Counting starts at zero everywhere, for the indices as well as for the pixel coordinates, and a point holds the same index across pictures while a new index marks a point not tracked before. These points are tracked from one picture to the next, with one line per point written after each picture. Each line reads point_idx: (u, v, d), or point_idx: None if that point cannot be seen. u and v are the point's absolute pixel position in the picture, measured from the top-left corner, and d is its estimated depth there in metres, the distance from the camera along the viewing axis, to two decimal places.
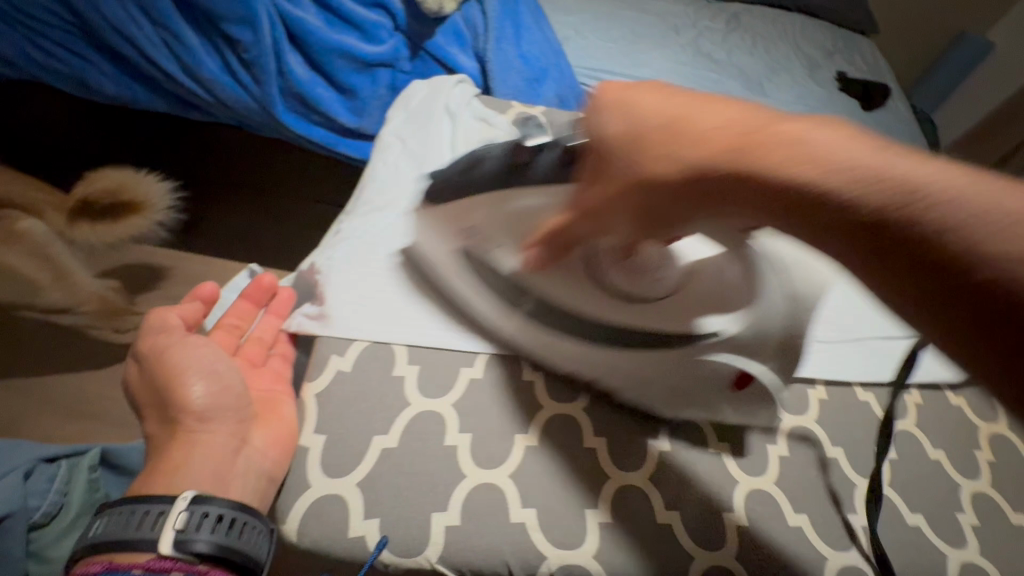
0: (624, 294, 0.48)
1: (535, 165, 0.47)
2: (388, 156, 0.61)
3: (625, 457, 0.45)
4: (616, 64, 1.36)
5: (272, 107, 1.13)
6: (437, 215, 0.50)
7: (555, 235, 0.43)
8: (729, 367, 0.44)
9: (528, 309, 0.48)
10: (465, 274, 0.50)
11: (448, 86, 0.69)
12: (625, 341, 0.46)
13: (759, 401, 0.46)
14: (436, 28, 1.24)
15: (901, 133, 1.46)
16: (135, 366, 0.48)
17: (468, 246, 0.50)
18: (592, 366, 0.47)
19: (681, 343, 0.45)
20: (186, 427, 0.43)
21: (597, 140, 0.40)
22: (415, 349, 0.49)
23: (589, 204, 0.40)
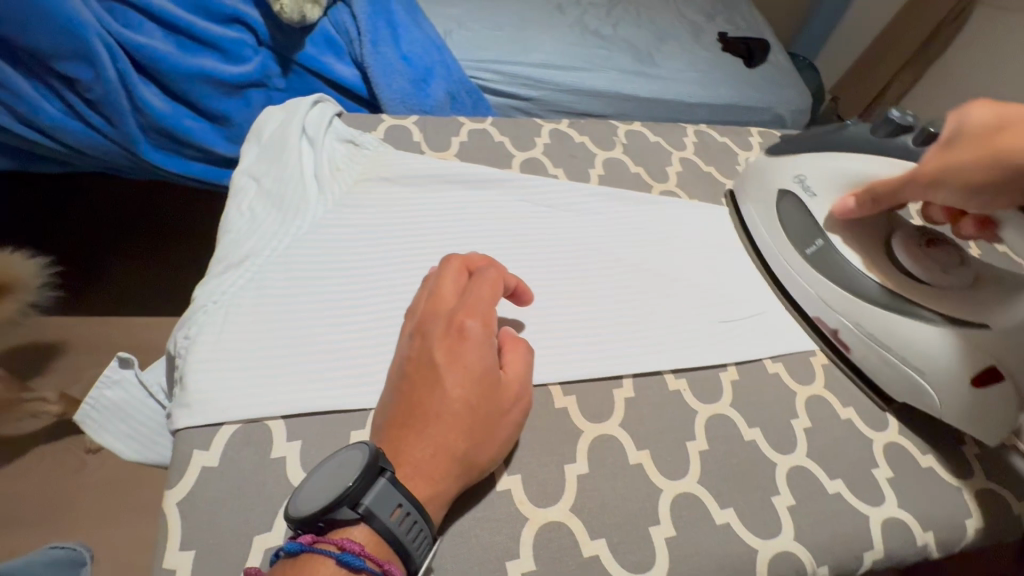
0: (907, 270, 0.53)
1: (894, 141, 0.53)
2: (243, 200, 0.54)
3: (544, 492, 0.42)
4: (504, 52, 1.32)
5: (137, 148, 1.03)
6: (766, 167, 0.62)
7: (874, 192, 0.51)
8: (976, 362, 0.47)
9: (814, 252, 0.56)
10: (774, 221, 0.60)
11: (304, 107, 0.61)
12: (871, 300, 0.52)
13: (1010, 406, 0.47)
14: (304, 38, 1.14)
15: (785, 86, 1.52)
16: (466, 308, 0.38)
17: (791, 189, 0.59)
18: (835, 314, 0.54)
19: (931, 318, 0.49)
20: (453, 443, 0.34)
21: (951, 121, 0.47)
22: (294, 420, 0.42)
23: (932, 168, 0.46)
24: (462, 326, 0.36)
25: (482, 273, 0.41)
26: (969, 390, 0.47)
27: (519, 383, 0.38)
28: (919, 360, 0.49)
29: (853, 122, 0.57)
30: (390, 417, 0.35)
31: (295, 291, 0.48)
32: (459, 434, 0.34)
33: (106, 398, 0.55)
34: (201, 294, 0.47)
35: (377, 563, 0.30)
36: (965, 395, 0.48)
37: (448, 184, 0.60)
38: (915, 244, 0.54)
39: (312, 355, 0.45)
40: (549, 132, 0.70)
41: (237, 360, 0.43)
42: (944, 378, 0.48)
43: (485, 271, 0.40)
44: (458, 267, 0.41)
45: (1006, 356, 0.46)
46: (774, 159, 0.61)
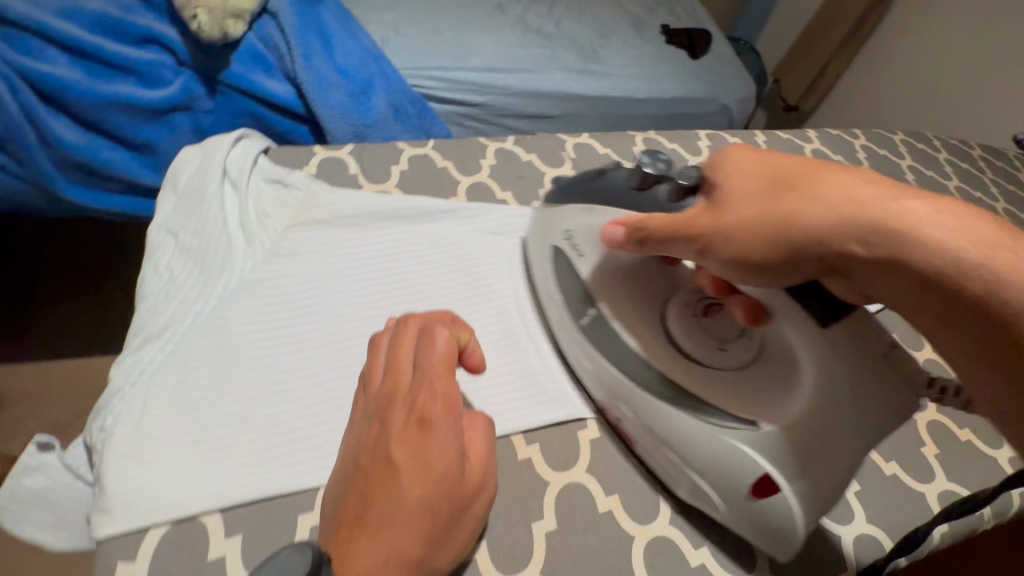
0: (680, 347, 0.46)
1: (650, 195, 0.45)
2: (162, 259, 0.49)
3: (513, 557, 0.39)
4: (446, 58, 1.28)
5: (53, 186, 0.97)
6: (542, 219, 0.54)
7: (647, 237, 0.42)
8: (747, 469, 0.39)
9: (587, 322, 0.49)
10: (553, 281, 0.52)
11: (224, 146, 0.56)
12: (647, 389, 0.44)
13: (790, 524, 0.39)
14: (229, 55, 1.05)
15: (728, 76, 1.54)
16: (425, 389, 0.34)
17: (562, 247, 0.51)
18: (616, 401, 0.46)
19: (710, 412, 0.42)
20: (410, 548, 0.31)
21: (717, 175, 0.40)
22: (233, 511, 0.38)
23: (706, 222, 0.38)
24: (421, 412, 0.34)
25: (437, 333, 0.38)
26: (744, 500, 0.40)
27: (481, 469, 0.36)
28: (690, 461, 0.42)
29: (612, 167, 0.49)
30: (342, 513, 0.32)
31: (224, 362, 0.44)
32: (418, 537, 0.31)
33: (25, 486, 0.48)
34: (116, 375, 0.42)
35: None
36: (745, 505, 0.40)
37: (391, 221, 0.56)
38: (687, 316, 0.47)
39: (246, 435, 0.41)
40: (493, 152, 0.67)
41: (165, 449, 0.39)
42: (720, 484, 0.41)
43: (436, 330, 0.37)
44: (415, 335, 0.38)
45: (779, 462, 0.38)
46: (548, 209, 0.53)
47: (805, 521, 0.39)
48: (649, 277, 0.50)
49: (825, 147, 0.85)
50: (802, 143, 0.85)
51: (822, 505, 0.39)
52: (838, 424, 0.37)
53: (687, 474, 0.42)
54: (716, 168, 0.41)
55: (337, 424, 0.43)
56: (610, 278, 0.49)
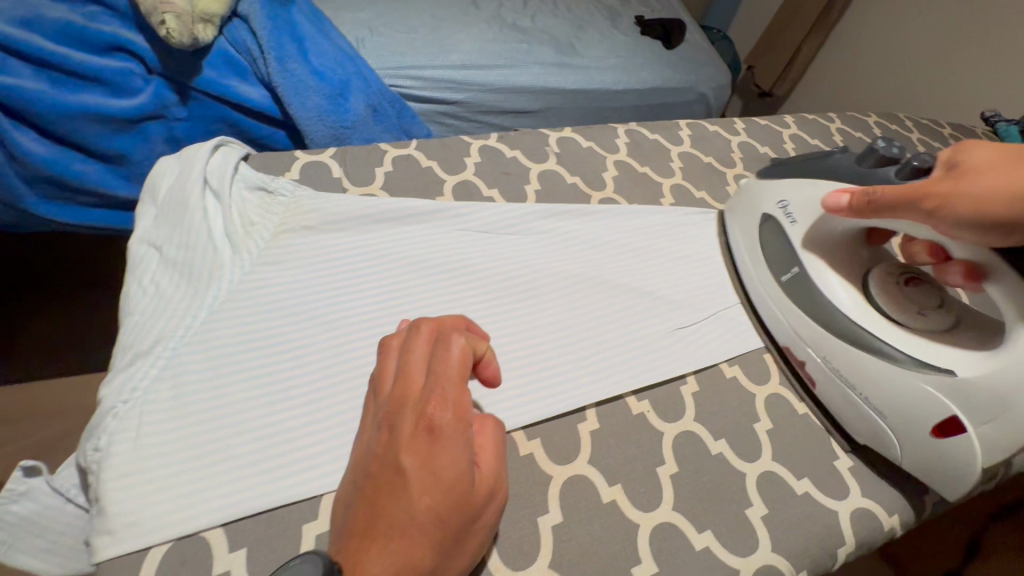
0: (878, 304, 0.52)
1: (878, 175, 0.51)
2: (146, 274, 0.48)
3: (519, 552, 0.39)
4: (422, 56, 1.26)
5: (20, 202, 0.94)
6: (756, 191, 0.62)
7: (870, 199, 0.48)
8: (937, 410, 0.45)
9: (789, 279, 0.56)
10: (761, 243, 0.60)
11: (202, 154, 0.55)
12: (850, 340, 0.51)
13: (968, 465, 0.45)
14: (199, 61, 1.02)
15: (703, 64, 1.55)
16: (436, 396, 0.33)
17: (773, 214, 0.59)
18: (820, 347, 0.53)
19: (899, 358, 0.48)
20: (419, 559, 0.30)
21: (960, 152, 0.45)
22: (235, 525, 0.38)
23: (941, 189, 0.43)
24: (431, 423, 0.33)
25: (452, 340, 0.36)
26: (931, 438, 0.46)
27: (493, 476, 0.35)
28: (883, 402, 0.48)
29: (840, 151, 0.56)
30: (351, 524, 0.31)
31: (222, 374, 0.43)
32: (429, 548, 0.31)
33: (13, 513, 0.47)
34: (107, 394, 0.41)
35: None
36: (930, 446, 0.46)
37: (379, 224, 0.56)
38: (891, 282, 0.54)
39: (245, 447, 0.40)
40: (478, 149, 0.67)
41: (162, 467, 0.38)
42: (905, 423, 0.47)
43: (452, 337, 0.36)
44: (427, 338, 0.37)
45: (971, 409, 0.44)
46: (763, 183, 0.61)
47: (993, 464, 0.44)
48: (853, 245, 0.56)
49: (803, 132, 0.87)
50: (779, 128, 0.86)
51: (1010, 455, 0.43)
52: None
53: (883, 416, 0.49)
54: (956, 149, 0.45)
55: (337, 428, 0.43)
56: (816, 242, 0.56)
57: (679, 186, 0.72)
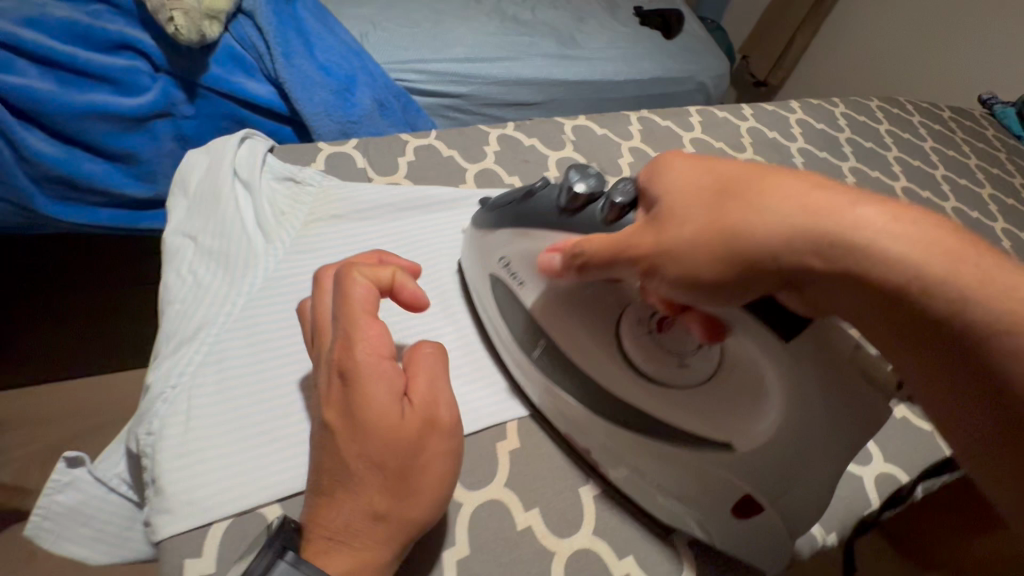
0: (642, 373, 0.43)
1: (584, 214, 0.42)
2: (180, 265, 0.49)
3: (564, 521, 0.42)
4: (426, 49, 1.27)
5: (31, 204, 0.93)
6: (477, 242, 0.51)
7: (581, 258, 0.40)
8: (732, 489, 0.40)
9: (539, 353, 0.46)
10: (499, 304, 0.49)
11: (231, 147, 0.56)
12: (613, 420, 0.43)
13: (779, 534, 0.40)
14: (206, 58, 1.02)
15: (703, 54, 1.57)
16: (342, 344, 0.37)
17: (501, 276, 0.48)
18: (589, 432, 0.44)
19: (679, 440, 0.41)
20: (370, 503, 0.34)
21: (655, 184, 0.38)
22: (291, 500, 0.39)
23: (644, 244, 0.35)
24: (337, 369, 0.36)
25: (349, 284, 0.39)
26: (730, 521, 0.41)
27: (425, 405, 0.37)
28: (673, 487, 0.41)
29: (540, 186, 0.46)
30: (316, 484, 0.36)
31: (262, 359, 0.44)
32: (374, 488, 0.34)
33: (60, 503, 0.48)
34: (154, 380, 0.42)
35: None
36: (734, 524, 0.41)
37: (407, 212, 0.57)
38: (641, 333, 0.44)
39: (292, 427, 0.41)
40: (496, 138, 0.68)
41: (213, 446, 0.39)
42: (701, 505, 0.41)
43: (347, 279, 0.39)
44: (327, 290, 0.40)
45: (759, 487, 0.39)
46: (481, 232, 0.50)
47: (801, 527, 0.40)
48: (597, 295, 0.45)
49: (808, 116, 0.88)
50: (786, 113, 0.88)
51: (809, 519, 0.40)
52: (809, 450, 0.37)
53: (672, 498, 0.42)
54: (654, 177, 0.38)
55: None
56: (554, 303, 0.45)
57: None
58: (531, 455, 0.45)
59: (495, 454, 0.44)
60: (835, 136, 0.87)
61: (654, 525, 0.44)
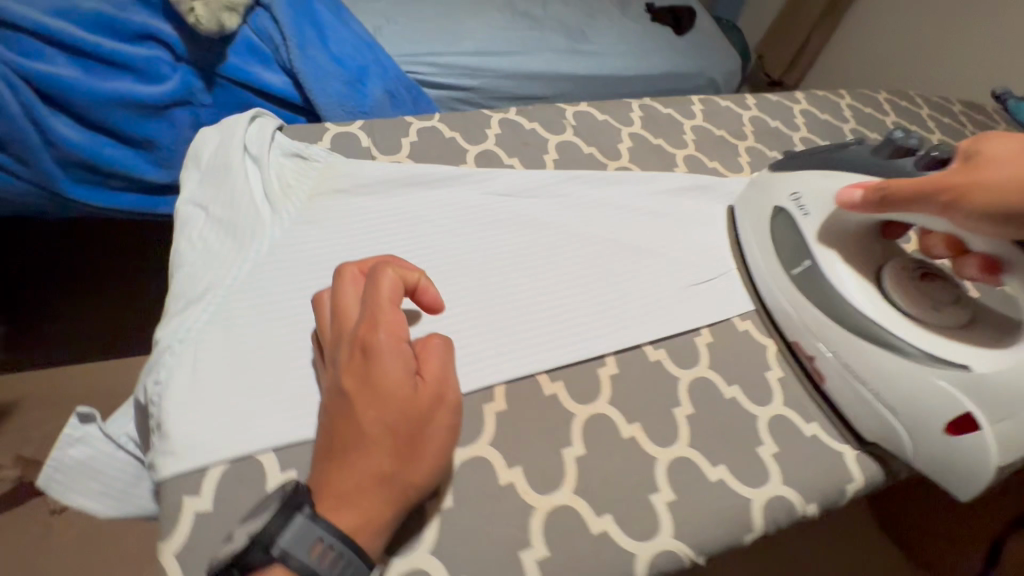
0: (898, 299, 0.50)
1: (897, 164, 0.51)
2: (191, 231, 0.51)
3: (544, 479, 0.42)
4: (438, 43, 1.30)
5: (55, 185, 0.98)
6: (763, 185, 0.60)
7: (885, 195, 0.47)
8: (952, 407, 0.45)
9: (801, 272, 0.54)
10: (774, 230, 0.57)
11: (242, 124, 0.58)
12: (866, 334, 0.49)
13: (983, 459, 0.44)
14: (225, 49, 1.06)
15: (714, 51, 1.57)
16: (368, 323, 0.39)
17: (786, 206, 0.57)
18: (830, 343, 0.51)
19: (910, 353, 0.47)
20: (379, 465, 0.36)
21: (973, 142, 0.45)
22: (286, 450, 0.41)
23: (959, 178, 0.43)
24: (362, 346, 0.39)
25: (380, 274, 0.42)
26: (938, 433, 0.46)
27: (436, 381, 0.40)
28: (898, 398, 0.47)
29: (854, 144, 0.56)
30: (321, 454, 0.37)
31: (265, 319, 0.46)
32: (383, 454, 0.36)
33: (71, 456, 0.51)
34: (164, 336, 0.45)
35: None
36: (941, 442, 0.46)
37: (408, 188, 0.59)
38: (908, 275, 0.52)
39: (286, 383, 0.43)
40: (497, 122, 0.70)
41: (211, 398, 0.41)
42: (920, 419, 0.46)
43: (381, 271, 0.42)
44: (352, 279, 0.42)
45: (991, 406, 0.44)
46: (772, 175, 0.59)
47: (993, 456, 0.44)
48: (870, 240, 0.54)
49: (813, 107, 0.88)
50: (791, 104, 0.88)
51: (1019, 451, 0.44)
52: None
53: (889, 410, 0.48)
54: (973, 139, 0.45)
55: None
56: (829, 232, 0.53)
57: (692, 157, 0.74)
58: (517, 417, 0.45)
59: (480, 414, 0.45)
60: (839, 127, 0.87)
61: (743, 453, 0.47)
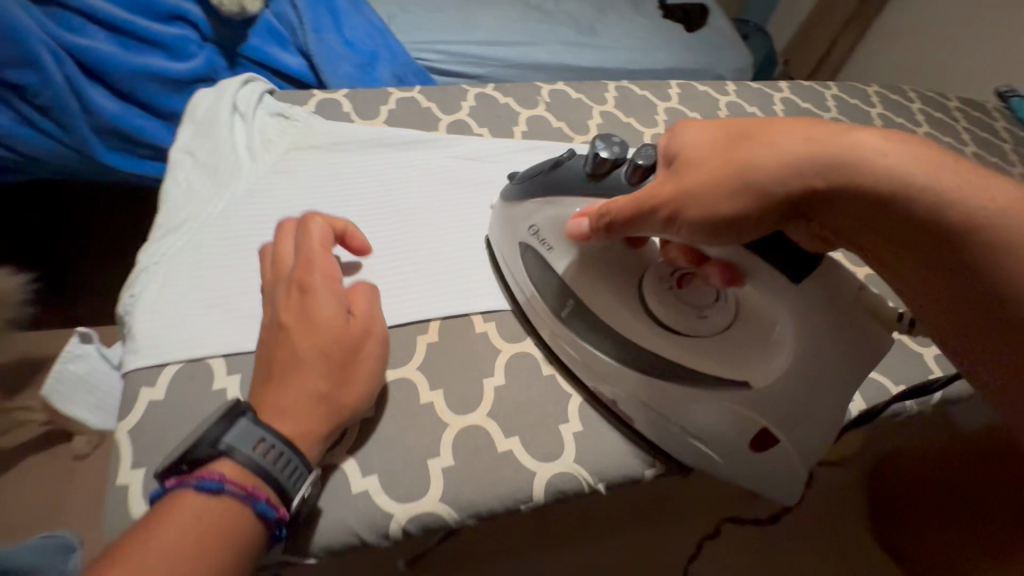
0: (670, 327, 0.48)
1: (612, 178, 0.45)
2: (179, 174, 0.58)
3: (461, 402, 0.47)
4: (448, 33, 1.36)
5: (91, 150, 1.01)
6: (507, 218, 0.53)
7: (609, 217, 0.43)
8: (751, 426, 0.44)
9: (567, 313, 0.49)
10: (524, 266, 0.52)
11: (235, 86, 0.65)
12: (648, 370, 0.47)
13: (792, 462, 0.46)
14: (248, 31, 1.15)
15: (725, 49, 1.58)
16: (303, 264, 0.45)
17: (532, 244, 0.51)
18: (607, 382, 0.47)
19: (697, 383, 0.46)
20: (313, 386, 0.39)
21: (672, 145, 0.43)
22: (235, 358, 0.46)
23: (670, 188, 0.41)
24: (295, 284, 0.44)
25: (310, 225, 0.48)
26: (749, 454, 0.46)
27: (365, 317, 0.44)
28: (699, 428, 0.46)
29: (568, 155, 0.49)
30: (259, 378, 0.41)
31: (233, 248, 0.52)
32: (318, 375, 0.40)
33: (71, 369, 0.57)
34: (143, 256, 0.51)
35: (242, 487, 0.35)
36: (749, 457, 0.46)
37: (378, 148, 0.64)
38: (663, 287, 0.49)
39: (242, 303, 0.49)
40: (474, 96, 0.75)
41: (177, 309, 0.48)
42: (725, 444, 0.46)
43: (310, 222, 0.48)
44: (290, 230, 0.48)
45: (779, 421, 0.44)
46: (509, 205, 0.53)
47: (783, 456, 0.45)
48: (621, 263, 0.50)
49: (795, 96, 0.90)
50: (772, 92, 0.89)
51: (814, 449, 0.45)
52: (822, 376, 0.43)
53: (694, 440, 0.46)
54: (669, 143, 0.44)
55: None
56: (582, 267, 0.49)
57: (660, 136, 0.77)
58: (448, 349, 0.50)
59: (413, 343, 0.49)
60: (820, 116, 0.88)
61: None
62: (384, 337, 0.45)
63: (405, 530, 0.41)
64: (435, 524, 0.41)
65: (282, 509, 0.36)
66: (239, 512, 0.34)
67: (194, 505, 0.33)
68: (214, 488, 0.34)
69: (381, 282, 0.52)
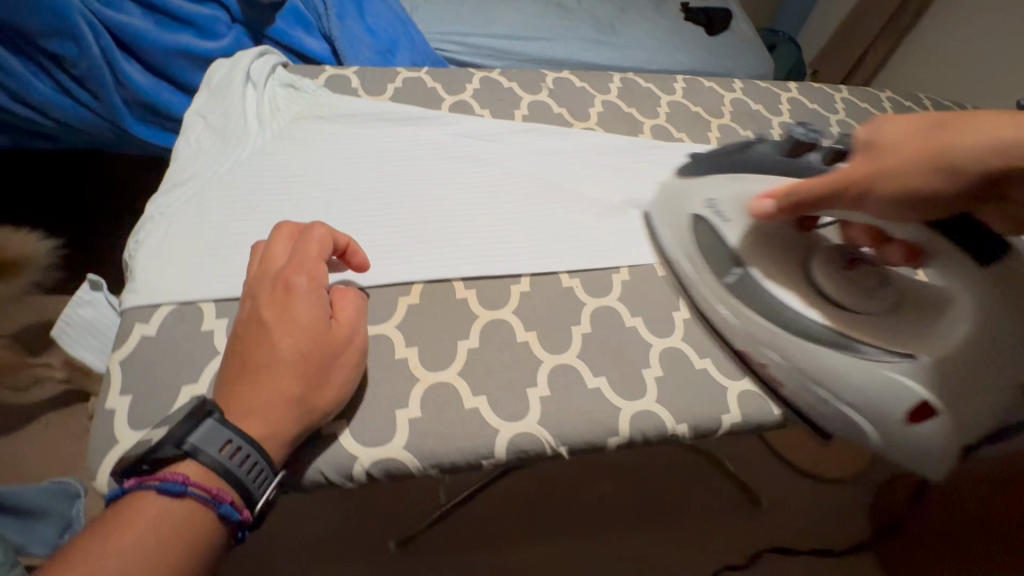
0: (834, 299, 0.54)
1: (805, 161, 0.55)
2: (189, 137, 0.61)
3: (434, 360, 0.49)
4: (469, 26, 1.38)
5: (121, 122, 1.04)
6: (675, 193, 0.61)
7: (795, 198, 0.49)
8: (907, 397, 0.46)
9: (732, 280, 0.55)
10: (696, 238, 0.58)
11: (250, 56, 0.68)
12: (809, 336, 0.51)
13: (947, 441, 0.46)
14: (274, 13, 1.19)
15: (745, 54, 1.57)
16: (294, 267, 0.45)
17: (705, 218, 0.58)
18: (760, 347, 0.52)
19: (860, 352, 0.49)
20: (288, 389, 0.40)
21: (869, 129, 0.47)
22: (223, 303, 0.49)
23: (860, 171, 0.45)
24: (280, 288, 0.44)
25: (312, 232, 0.48)
26: (903, 425, 0.47)
27: (349, 325, 0.45)
28: (856, 396, 0.48)
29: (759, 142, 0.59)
30: (232, 370, 0.41)
31: (234, 206, 0.55)
32: (294, 378, 0.41)
33: (80, 314, 0.61)
34: (152, 207, 0.55)
35: (204, 491, 0.37)
36: (903, 430, 0.47)
37: (381, 123, 0.67)
38: (833, 265, 0.55)
39: (235, 256, 0.51)
40: (479, 79, 0.77)
41: (174, 256, 0.51)
42: (877, 415, 0.48)
43: (312, 229, 0.48)
44: (287, 235, 0.48)
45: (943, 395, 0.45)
46: (682, 180, 0.61)
47: (941, 433, 0.46)
48: (790, 242, 0.57)
49: (802, 96, 0.90)
50: (779, 91, 0.89)
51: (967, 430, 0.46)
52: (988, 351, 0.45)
53: (847, 407, 0.49)
54: (867, 128, 0.47)
55: None
56: (755, 242, 0.56)
57: (660, 126, 0.78)
58: (426, 311, 0.52)
59: (393, 303, 0.52)
60: (826, 117, 0.87)
61: (627, 375, 0.51)
62: (364, 348, 0.46)
63: (368, 474, 0.44)
64: (399, 471, 0.44)
65: (245, 511, 0.38)
66: (200, 514, 0.37)
67: (155, 507, 0.36)
68: (174, 491, 0.36)
69: (370, 249, 0.54)
